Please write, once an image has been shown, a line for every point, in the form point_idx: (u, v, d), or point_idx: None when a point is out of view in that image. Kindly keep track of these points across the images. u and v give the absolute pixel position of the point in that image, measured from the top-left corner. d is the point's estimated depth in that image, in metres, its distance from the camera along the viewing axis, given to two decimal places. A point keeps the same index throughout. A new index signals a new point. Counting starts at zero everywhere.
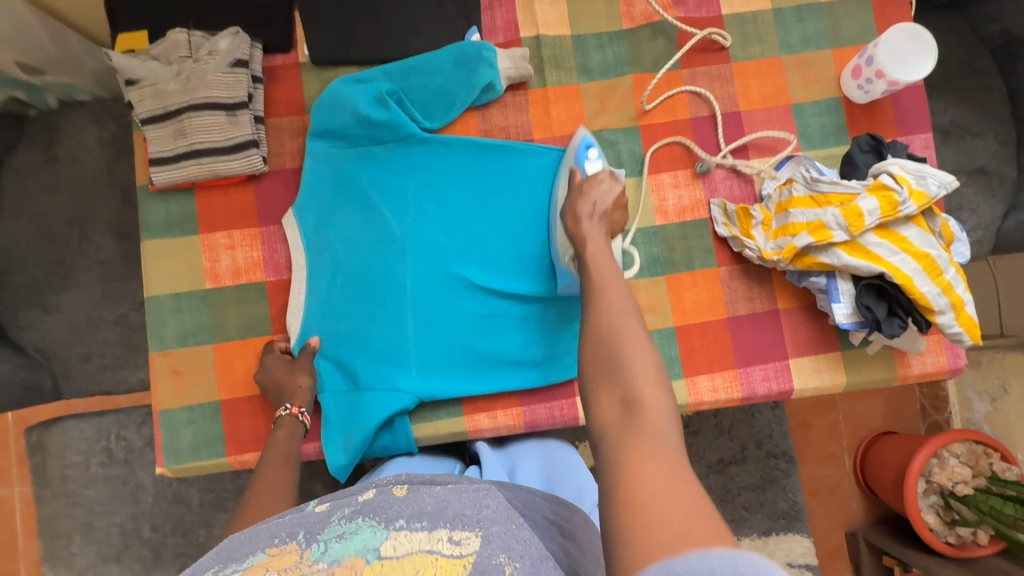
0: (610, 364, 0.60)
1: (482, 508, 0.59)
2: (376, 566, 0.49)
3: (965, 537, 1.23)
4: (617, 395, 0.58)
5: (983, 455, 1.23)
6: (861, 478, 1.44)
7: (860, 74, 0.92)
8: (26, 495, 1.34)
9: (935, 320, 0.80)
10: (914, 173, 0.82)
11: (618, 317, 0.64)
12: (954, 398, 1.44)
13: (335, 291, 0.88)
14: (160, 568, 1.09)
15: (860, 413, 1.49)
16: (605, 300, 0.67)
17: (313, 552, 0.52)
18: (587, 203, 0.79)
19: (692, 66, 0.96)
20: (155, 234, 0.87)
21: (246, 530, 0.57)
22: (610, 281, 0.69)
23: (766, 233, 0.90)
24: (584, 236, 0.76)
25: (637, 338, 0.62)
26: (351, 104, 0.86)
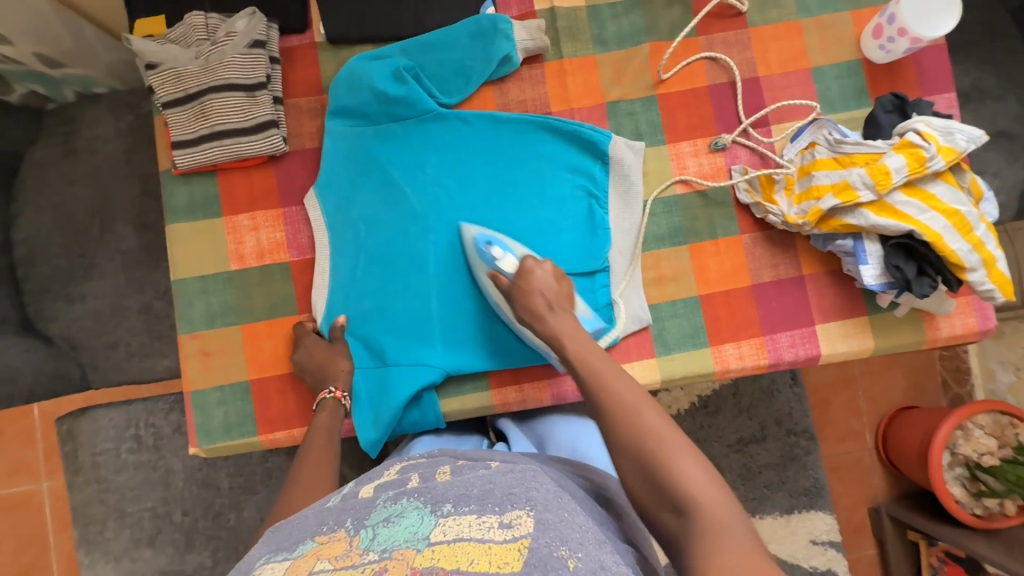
0: (651, 474, 0.58)
1: (529, 488, 0.59)
2: (426, 555, 0.50)
3: (992, 508, 1.22)
4: (670, 505, 0.56)
5: (1009, 426, 1.22)
6: (885, 454, 1.42)
7: (881, 33, 0.91)
8: (57, 490, 1.36)
9: (965, 278, 0.79)
10: (941, 129, 0.80)
11: (640, 418, 0.61)
12: (977, 370, 1.42)
13: (359, 268, 0.88)
14: (193, 552, 1.10)
15: (882, 387, 1.47)
16: (619, 402, 0.64)
17: (362, 538, 0.55)
18: (540, 296, 0.78)
19: (709, 33, 0.95)
20: (180, 217, 0.88)
21: (299, 514, 0.63)
22: (612, 376, 0.67)
23: (789, 198, 0.89)
24: (557, 336, 0.74)
25: (670, 432, 0.60)
26: (368, 81, 0.86)
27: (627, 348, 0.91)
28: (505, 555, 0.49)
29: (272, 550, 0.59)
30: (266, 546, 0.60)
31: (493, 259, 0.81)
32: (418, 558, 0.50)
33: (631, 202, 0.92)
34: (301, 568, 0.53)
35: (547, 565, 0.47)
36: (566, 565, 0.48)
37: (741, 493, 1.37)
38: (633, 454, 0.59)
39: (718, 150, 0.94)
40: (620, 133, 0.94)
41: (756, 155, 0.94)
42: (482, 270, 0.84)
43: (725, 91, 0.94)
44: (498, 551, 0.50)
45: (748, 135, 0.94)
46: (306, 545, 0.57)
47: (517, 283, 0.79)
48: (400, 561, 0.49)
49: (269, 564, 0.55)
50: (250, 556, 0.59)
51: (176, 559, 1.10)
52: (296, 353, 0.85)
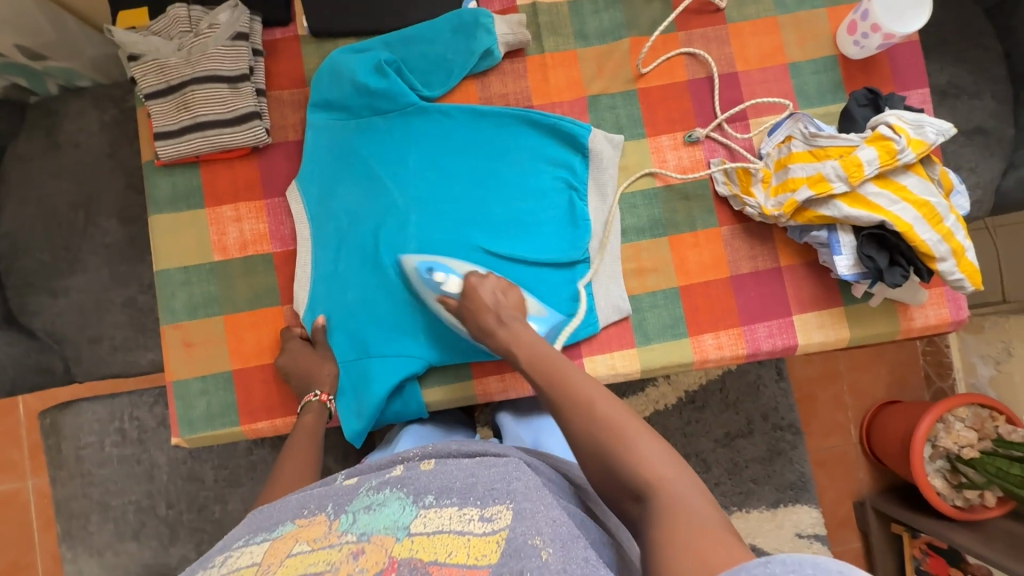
0: (609, 461, 0.60)
1: (511, 481, 0.61)
2: (405, 545, 0.53)
3: (972, 499, 1.24)
4: (630, 489, 0.58)
5: (989, 419, 1.24)
6: (868, 447, 1.45)
7: (856, 29, 0.92)
8: (42, 487, 1.36)
9: (935, 268, 0.81)
10: (912, 122, 0.82)
11: (595, 409, 0.64)
12: (958, 364, 1.44)
13: (340, 262, 0.89)
14: (178, 545, 1.10)
15: (865, 381, 1.49)
16: (576, 396, 0.67)
17: (341, 522, 0.58)
18: (490, 314, 0.80)
19: (688, 28, 0.97)
20: (163, 208, 0.88)
21: (280, 500, 0.65)
22: (571, 373, 0.70)
23: (766, 190, 0.91)
24: (509, 346, 0.78)
25: (625, 419, 0.62)
26: (350, 73, 0.87)
27: (607, 339, 0.92)
28: (483, 547, 0.50)
29: (251, 530, 0.60)
30: (244, 527, 0.61)
31: (438, 284, 0.84)
32: (398, 546, 0.52)
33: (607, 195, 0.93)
34: (279, 551, 0.55)
35: (521, 554, 0.48)
36: (539, 555, 0.49)
37: (728, 487, 1.39)
38: (590, 443, 0.62)
39: (692, 142, 0.95)
40: (601, 126, 0.95)
41: (731, 151, 0.96)
42: (428, 296, 0.86)
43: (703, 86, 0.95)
44: (477, 543, 0.51)
45: (723, 129, 0.96)
46: (285, 525, 0.59)
47: (466, 303, 0.82)
48: (380, 547, 0.53)
49: (248, 546, 0.56)
50: (232, 535, 0.60)
51: (161, 552, 1.10)
52: (280, 358, 0.86)
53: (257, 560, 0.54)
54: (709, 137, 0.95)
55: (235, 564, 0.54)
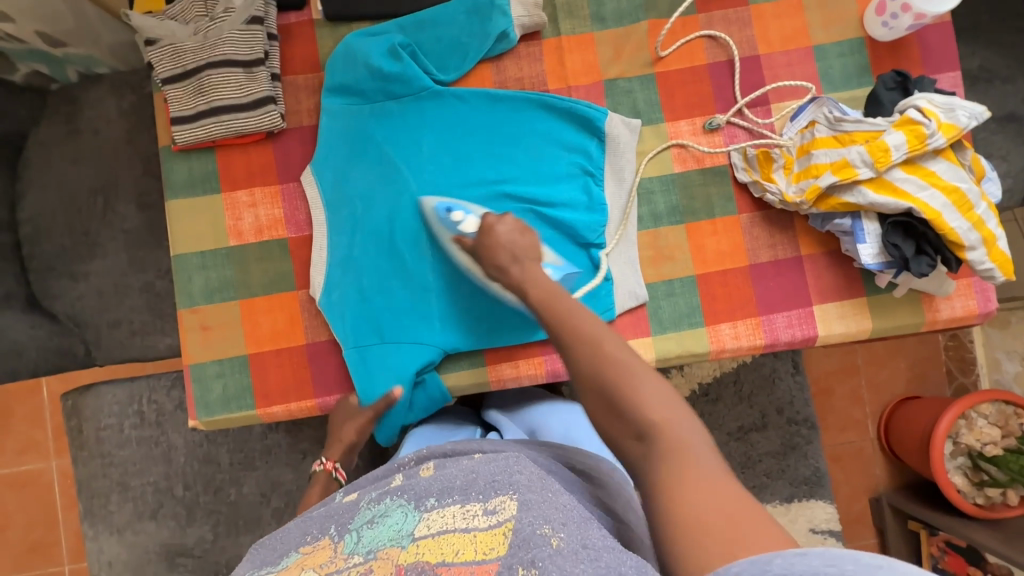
0: (614, 400, 0.59)
1: (512, 473, 0.61)
2: (411, 551, 0.52)
3: (994, 498, 1.21)
4: (632, 428, 0.57)
5: (1014, 416, 1.21)
6: (886, 444, 1.42)
7: (885, 9, 0.89)
8: (64, 468, 1.39)
9: (965, 257, 0.78)
10: (942, 106, 0.79)
11: (598, 351, 0.64)
12: (982, 360, 1.41)
13: (355, 246, 0.88)
14: (194, 526, 1.12)
15: (886, 376, 1.46)
16: (579, 339, 0.66)
17: (346, 543, 0.60)
18: (504, 251, 0.80)
19: (708, 10, 0.94)
20: (179, 192, 0.89)
21: (283, 530, 0.68)
22: (574, 316, 0.70)
23: (787, 177, 0.88)
24: (521, 284, 0.77)
25: (627, 361, 0.62)
26: (364, 57, 0.86)
27: (622, 328, 0.91)
28: (491, 541, 0.51)
29: (260, 563, 0.64)
30: (251, 566, 0.64)
31: (455, 223, 0.85)
32: (403, 555, 0.52)
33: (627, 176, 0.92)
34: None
35: (530, 545, 0.48)
36: (549, 543, 0.48)
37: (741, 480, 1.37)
38: (594, 383, 0.62)
39: (711, 130, 0.93)
40: (618, 111, 0.93)
41: (753, 134, 0.93)
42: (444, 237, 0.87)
43: (725, 69, 0.93)
44: (484, 538, 0.51)
45: (743, 114, 0.94)
46: (290, 557, 0.62)
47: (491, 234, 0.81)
48: (384, 561, 0.53)
49: None
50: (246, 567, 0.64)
51: (178, 532, 1.12)
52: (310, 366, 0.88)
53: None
54: (728, 123, 0.93)
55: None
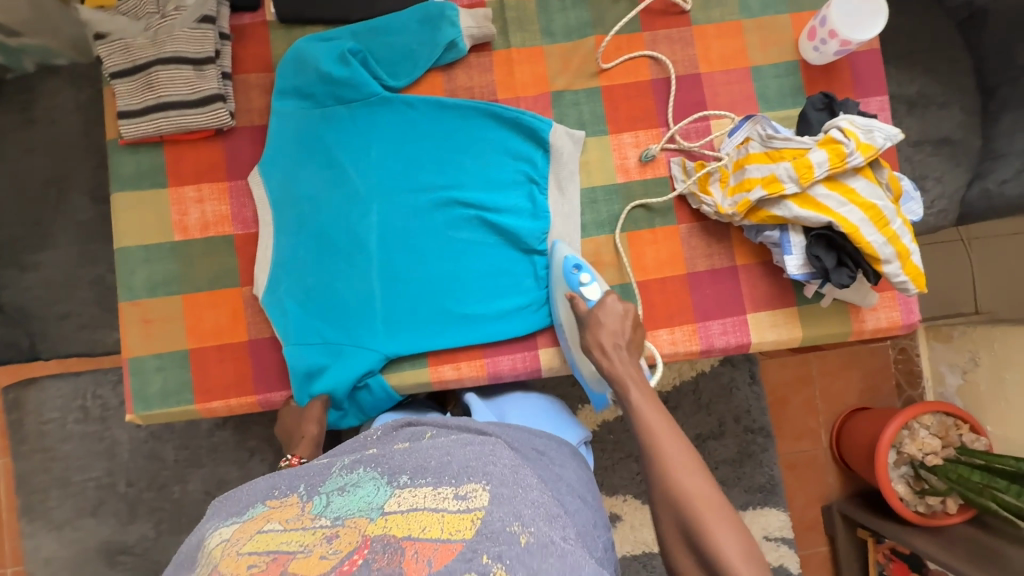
0: (690, 535, 0.61)
1: (487, 463, 0.63)
2: (379, 524, 0.54)
3: (934, 506, 1.24)
4: (708, 570, 0.60)
5: (954, 427, 1.24)
6: (837, 453, 1.46)
7: (815, 35, 0.94)
8: (9, 467, 1.35)
9: (882, 270, 0.83)
10: (862, 127, 0.84)
11: (683, 482, 0.64)
12: (928, 373, 1.44)
13: (300, 247, 0.90)
14: (136, 523, 1.11)
15: (837, 389, 1.51)
16: (668, 461, 0.65)
17: (314, 504, 0.60)
18: (608, 335, 0.80)
19: (654, 29, 0.98)
20: (125, 185, 0.89)
21: (248, 483, 0.67)
22: (662, 435, 0.68)
23: (723, 191, 0.92)
24: (620, 378, 0.76)
25: (707, 497, 0.63)
26: (314, 62, 0.88)
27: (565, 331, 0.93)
28: (457, 524, 0.52)
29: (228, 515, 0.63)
30: (218, 515, 0.63)
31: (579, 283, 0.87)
32: (370, 525, 0.54)
33: (565, 177, 0.94)
34: (250, 528, 0.57)
35: (496, 539, 0.50)
36: (517, 540, 0.50)
37: None
38: (675, 510, 0.63)
39: (647, 162, 0.96)
40: (565, 122, 0.97)
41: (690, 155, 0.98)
42: (562, 290, 0.89)
43: (669, 89, 0.97)
44: (451, 520, 0.53)
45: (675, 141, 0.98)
46: (256, 509, 0.62)
47: (593, 312, 0.82)
48: (353, 528, 0.54)
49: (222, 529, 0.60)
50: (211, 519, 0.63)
51: (120, 530, 1.10)
52: (252, 356, 0.89)
53: (230, 540, 0.56)
54: (663, 150, 0.97)
55: (210, 548, 0.57)
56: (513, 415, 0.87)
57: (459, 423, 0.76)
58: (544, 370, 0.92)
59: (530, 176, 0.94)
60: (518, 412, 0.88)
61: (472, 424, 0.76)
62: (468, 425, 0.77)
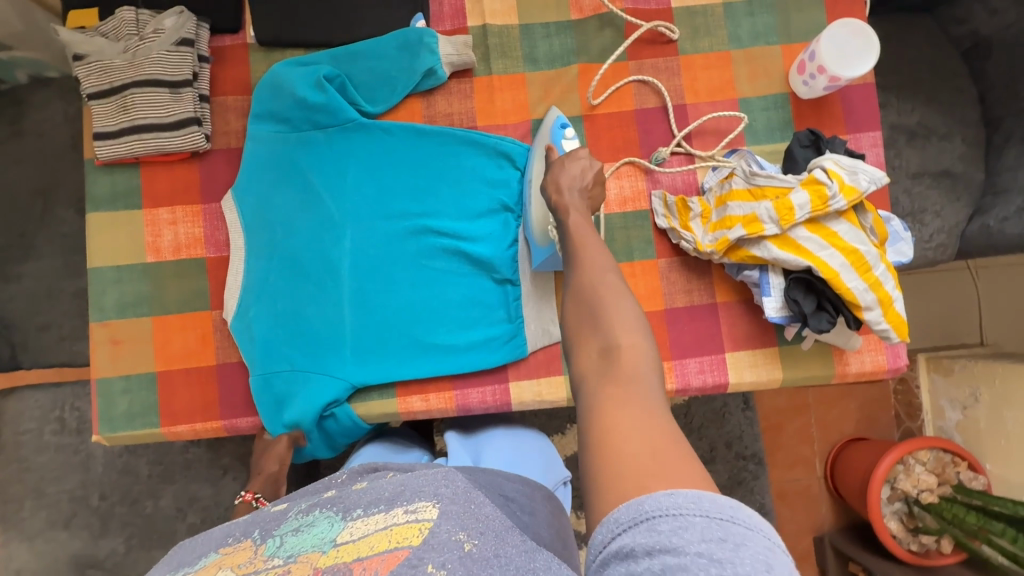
0: (590, 314, 0.58)
1: (440, 485, 0.57)
2: (331, 555, 0.48)
3: (928, 545, 1.17)
4: (598, 343, 0.57)
5: (951, 464, 1.17)
6: (832, 485, 1.36)
7: (804, 69, 0.92)
8: None
9: (862, 316, 0.80)
10: (847, 168, 0.81)
11: (596, 271, 0.61)
12: (928, 406, 1.34)
13: (271, 272, 0.89)
14: (107, 537, 1.11)
15: (834, 418, 1.41)
16: (585, 255, 0.64)
17: (268, 547, 0.53)
18: (566, 176, 0.76)
19: (639, 58, 0.96)
20: (100, 206, 0.90)
21: (201, 535, 0.58)
22: (586, 238, 0.66)
23: (704, 226, 0.90)
24: (565, 207, 0.72)
25: (613, 284, 0.60)
26: (290, 87, 0.87)
27: (536, 364, 0.91)
28: (404, 533, 0.48)
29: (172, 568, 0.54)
30: (168, 567, 0.54)
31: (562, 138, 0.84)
32: (323, 558, 0.47)
33: None
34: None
35: (440, 549, 0.45)
36: (462, 548, 0.46)
37: None
38: (577, 291, 0.61)
39: (656, 165, 0.95)
40: None
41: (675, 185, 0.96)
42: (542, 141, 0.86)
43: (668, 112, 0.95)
44: (399, 530, 0.49)
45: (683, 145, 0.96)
46: (209, 558, 0.53)
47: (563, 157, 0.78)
48: (305, 564, 0.48)
49: None
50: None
51: (91, 543, 1.10)
52: (218, 381, 0.88)
53: None
54: (671, 155, 0.95)
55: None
56: (491, 451, 0.86)
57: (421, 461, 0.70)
58: (515, 405, 0.91)
59: (507, 202, 0.92)
60: (497, 448, 0.86)
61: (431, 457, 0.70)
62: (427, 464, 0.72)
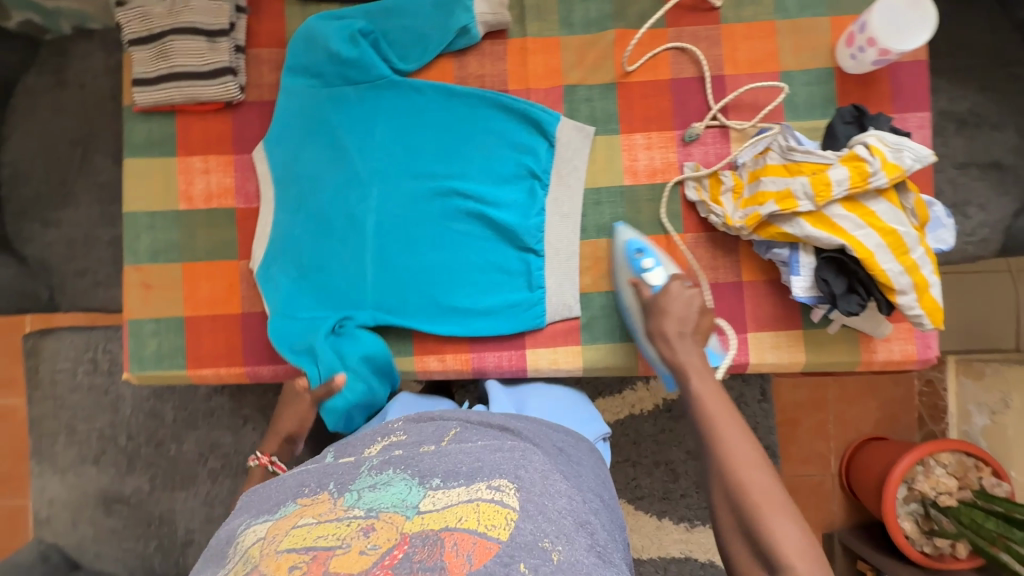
0: (746, 525, 0.64)
1: (518, 467, 0.57)
2: (416, 521, 0.49)
3: (943, 548, 1.13)
4: (762, 562, 0.62)
5: (974, 469, 1.13)
6: (846, 482, 1.34)
7: (852, 41, 0.88)
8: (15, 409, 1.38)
9: (896, 301, 0.78)
10: (892, 145, 0.78)
11: (743, 474, 0.67)
12: (953, 409, 1.29)
13: (299, 226, 0.90)
14: (133, 475, 1.16)
15: (853, 416, 1.38)
16: (733, 451, 0.69)
17: (346, 497, 0.54)
18: (672, 322, 0.81)
19: (679, 25, 0.93)
20: (137, 152, 0.92)
21: (279, 478, 0.61)
22: (724, 428, 0.71)
23: (735, 202, 0.88)
24: (682, 367, 0.79)
25: (766, 490, 0.65)
26: (324, 40, 0.87)
27: (553, 334, 0.91)
28: (491, 518, 0.49)
29: (253, 513, 0.58)
30: (247, 513, 0.58)
31: (642, 268, 0.86)
32: (409, 524, 0.49)
33: (570, 174, 0.92)
34: (283, 527, 0.52)
35: (531, 551, 0.46)
36: (550, 558, 0.46)
37: (696, 500, 1.20)
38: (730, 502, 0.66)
39: (687, 142, 0.92)
40: (575, 117, 0.94)
41: (709, 159, 0.93)
42: (625, 275, 0.88)
43: (704, 85, 0.92)
44: (486, 512, 0.49)
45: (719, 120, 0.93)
46: (287, 508, 0.56)
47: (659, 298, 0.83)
48: (390, 525, 0.49)
49: (252, 528, 0.55)
50: (235, 521, 0.58)
51: (117, 480, 1.15)
52: (242, 327, 0.91)
53: (262, 542, 0.51)
54: (707, 129, 0.92)
55: (243, 547, 0.52)
56: (532, 409, 0.85)
57: (480, 417, 0.72)
58: (531, 370, 0.91)
59: (534, 170, 0.91)
60: (538, 407, 0.85)
61: (500, 420, 0.71)
62: (489, 420, 0.72)
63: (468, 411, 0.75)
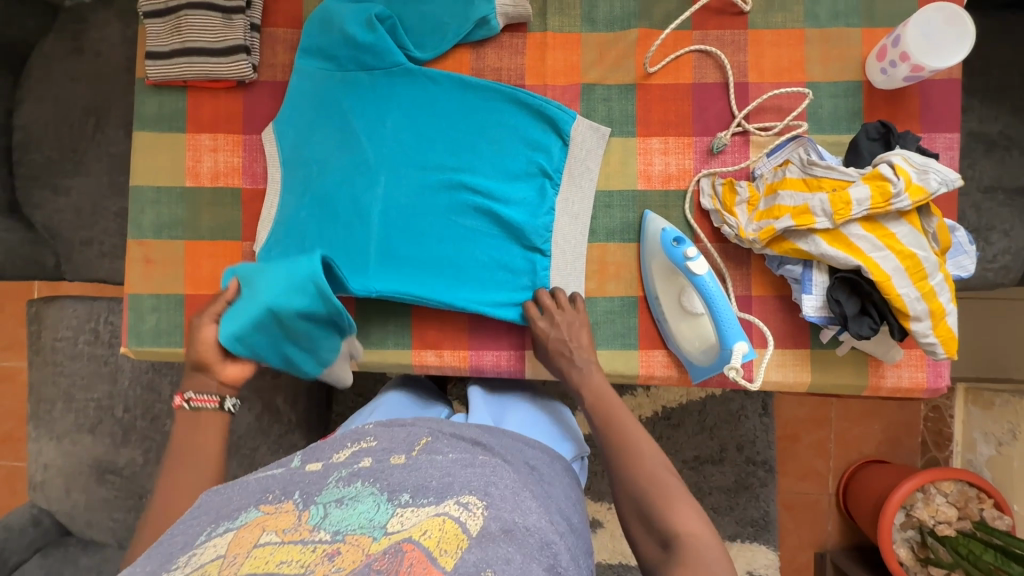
0: (647, 511, 0.66)
1: (488, 484, 0.57)
2: (382, 541, 0.48)
3: None
4: (659, 538, 0.64)
5: (975, 500, 1.10)
6: (843, 502, 1.31)
7: (885, 55, 0.85)
8: (18, 372, 1.39)
9: (909, 327, 0.75)
10: (917, 166, 0.75)
11: (646, 461, 0.70)
12: (959, 438, 1.26)
13: (303, 208, 0.89)
14: (128, 447, 1.16)
15: (854, 437, 1.35)
16: (637, 443, 0.72)
17: (312, 514, 0.53)
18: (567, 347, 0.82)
19: (705, 29, 0.91)
20: (148, 125, 0.91)
21: (239, 481, 0.59)
22: (628, 423, 0.74)
23: (750, 213, 0.84)
24: (579, 389, 0.80)
25: (663, 475, 0.68)
26: (340, 23, 0.86)
27: None
28: (446, 543, 0.48)
29: (212, 519, 0.54)
30: (203, 516, 0.55)
31: (683, 256, 0.80)
32: (374, 546, 0.48)
33: (582, 175, 0.90)
34: (245, 542, 0.49)
35: None
36: None
37: None
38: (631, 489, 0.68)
39: (716, 151, 0.89)
40: (591, 116, 0.91)
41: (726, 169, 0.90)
42: (664, 262, 0.84)
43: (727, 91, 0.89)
44: (449, 537, 0.49)
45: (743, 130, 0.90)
46: (250, 513, 0.54)
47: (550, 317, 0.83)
48: (355, 547, 0.48)
49: (210, 540, 0.51)
50: (191, 528, 0.54)
51: (112, 450, 1.16)
52: None
53: (223, 560, 0.48)
54: (731, 137, 0.90)
55: (198, 560, 0.49)
56: (512, 421, 0.84)
57: (453, 428, 0.70)
58: (528, 373, 0.89)
59: (543, 166, 0.89)
60: (519, 419, 0.84)
61: (464, 431, 0.70)
62: (462, 431, 0.71)
63: (444, 420, 0.74)
